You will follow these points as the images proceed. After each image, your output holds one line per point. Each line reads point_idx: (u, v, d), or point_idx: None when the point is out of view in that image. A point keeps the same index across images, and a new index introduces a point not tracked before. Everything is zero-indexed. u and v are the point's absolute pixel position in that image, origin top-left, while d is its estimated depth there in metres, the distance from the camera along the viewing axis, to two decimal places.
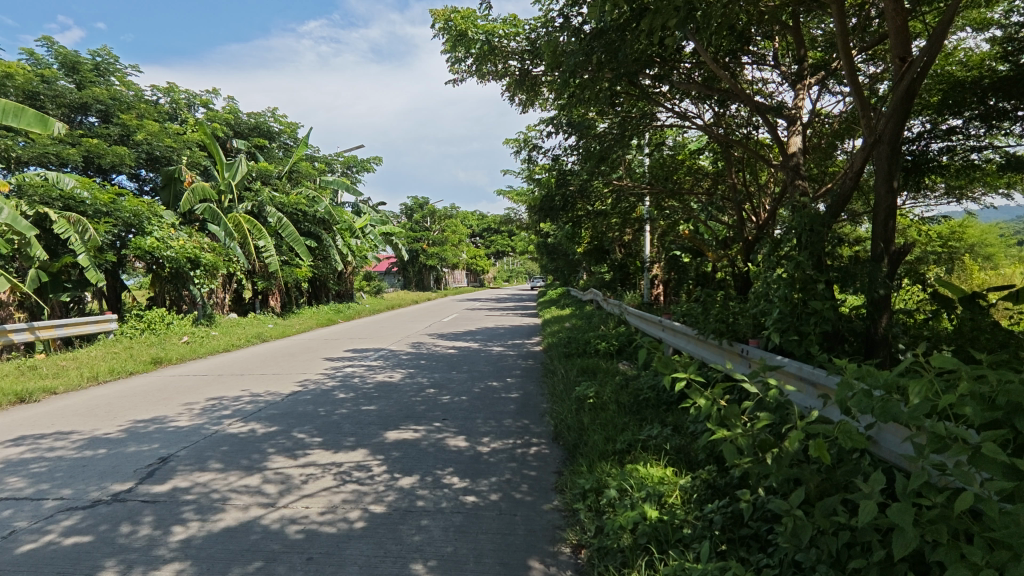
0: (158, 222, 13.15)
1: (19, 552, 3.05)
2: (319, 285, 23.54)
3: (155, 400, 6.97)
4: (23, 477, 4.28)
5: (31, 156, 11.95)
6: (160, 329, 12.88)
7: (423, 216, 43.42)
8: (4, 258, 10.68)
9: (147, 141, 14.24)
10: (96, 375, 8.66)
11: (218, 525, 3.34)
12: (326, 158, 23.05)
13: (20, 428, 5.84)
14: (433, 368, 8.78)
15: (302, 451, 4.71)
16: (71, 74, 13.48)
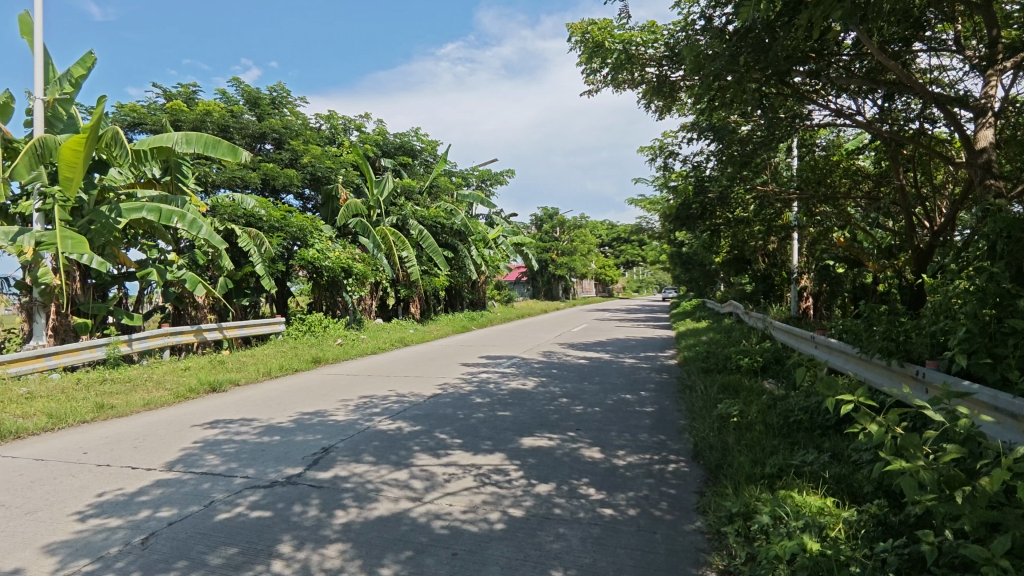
0: (319, 235, 14.67)
1: (216, 520, 3.56)
2: (455, 293, 24.77)
3: (316, 396, 7.77)
4: (218, 455, 4.99)
5: (222, 180, 13.92)
6: (319, 331, 14.32)
7: (553, 226, 43.91)
8: (201, 267, 12.55)
9: (312, 164, 15.98)
10: (270, 371, 9.85)
11: (373, 513, 3.64)
12: (463, 173, 24.26)
13: (214, 414, 6.81)
14: (564, 377, 8.83)
15: (444, 451, 4.97)
16: (254, 108, 15.58)
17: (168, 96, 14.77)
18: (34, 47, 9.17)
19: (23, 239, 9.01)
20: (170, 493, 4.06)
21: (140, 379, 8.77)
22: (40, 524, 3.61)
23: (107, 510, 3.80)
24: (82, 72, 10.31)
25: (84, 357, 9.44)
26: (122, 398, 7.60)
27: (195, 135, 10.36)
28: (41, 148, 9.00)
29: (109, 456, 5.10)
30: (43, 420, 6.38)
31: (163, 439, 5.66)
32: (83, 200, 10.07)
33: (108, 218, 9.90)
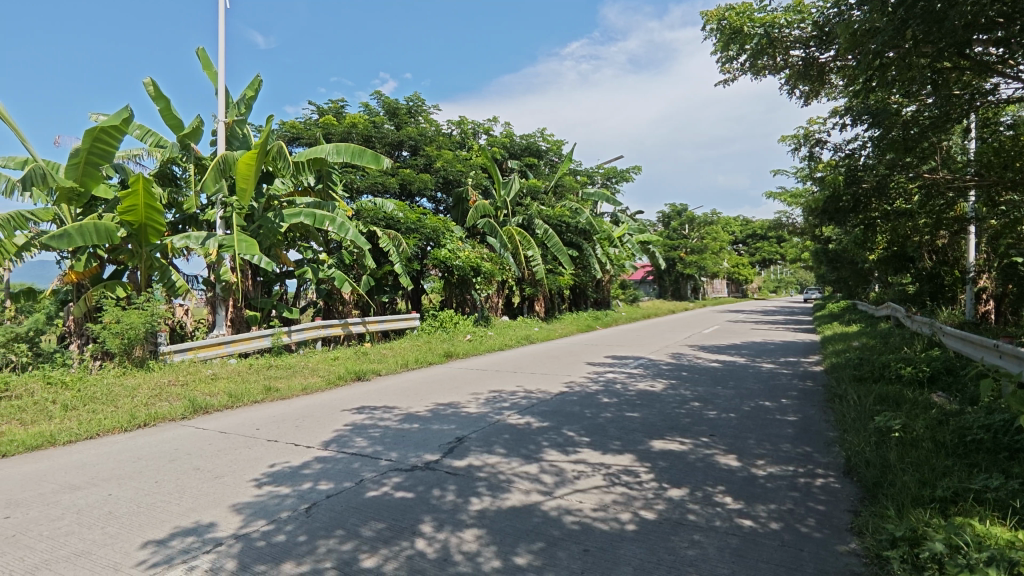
0: (450, 236, 15.41)
1: (367, 497, 3.90)
2: (579, 292, 24.78)
3: (449, 388, 8.19)
4: (365, 438, 5.46)
5: (365, 186, 15.09)
6: (450, 327, 15.06)
7: (681, 223, 42.20)
8: (348, 267, 13.74)
9: (444, 168, 16.81)
10: (407, 364, 10.54)
11: (506, 503, 3.77)
12: (588, 172, 24.17)
13: (361, 400, 7.45)
14: (695, 380, 8.47)
15: (572, 448, 5.01)
16: (393, 118, 16.75)
17: (321, 112, 16.35)
18: (217, 76, 10.62)
19: (209, 243, 10.36)
20: (327, 469, 4.52)
21: (299, 366, 9.83)
22: (226, 487, 4.19)
23: (277, 479, 4.32)
24: (252, 95, 11.75)
25: (255, 346, 10.76)
26: (285, 382, 8.57)
27: (344, 145, 11.37)
28: (222, 163, 10.37)
29: (276, 433, 5.78)
30: (225, 398, 7.38)
31: (319, 420, 6.31)
32: (254, 208, 11.47)
33: (273, 223, 11.21)
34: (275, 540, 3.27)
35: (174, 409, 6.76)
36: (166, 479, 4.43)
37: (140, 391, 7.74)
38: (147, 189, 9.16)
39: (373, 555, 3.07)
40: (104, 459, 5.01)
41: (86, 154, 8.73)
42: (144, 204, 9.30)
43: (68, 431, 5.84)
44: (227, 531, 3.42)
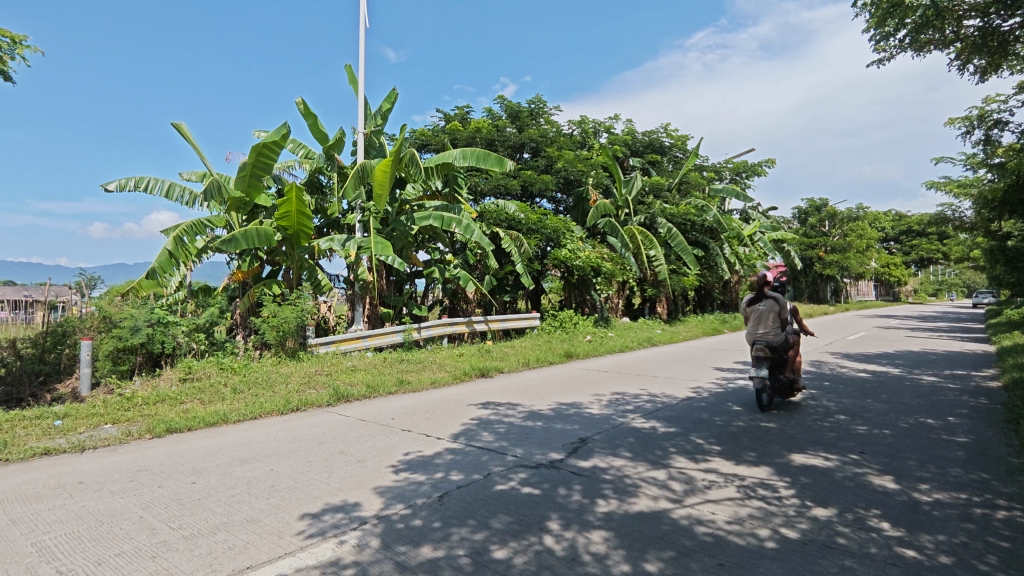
0: (571, 236, 15.45)
1: (495, 490, 4.02)
2: (705, 293, 23.68)
3: (571, 388, 8.20)
4: (492, 433, 5.63)
5: (489, 188, 15.58)
6: (570, 327, 15.10)
7: (821, 219, 38.75)
8: (472, 267, 14.26)
9: (564, 169, 16.78)
10: (528, 362, 10.71)
11: (633, 508, 3.69)
12: (715, 167, 23.03)
13: (486, 396, 7.71)
14: (840, 391, 7.74)
15: (702, 456, 4.80)
16: (515, 121, 17.14)
17: (448, 119, 17.15)
18: (358, 91, 11.53)
19: (349, 245, 11.27)
20: (457, 460, 4.73)
21: (428, 361, 10.40)
22: (368, 471, 4.54)
23: (412, 466, 4.60)
24: (388, 107, 12.59)
25: (388, 340, 11.53)
26: (416, 376, 9.11)
27: (470, 150, 11.81)
28: (361, 171, 11.22)
29: (409, 423, 6.15)
30: (364, 388, 8.00)
31: (447, 413, 6.62)
32: (388, 212, 12.26)
33: (405, 226, 11.96)
34: (413, 524, 3.48)
35: (321, 397, 7.44)
36: (317, 459, 4.90)
37: (293, 378, 8.63)
38: (298, 197, 10.18)
39: (503, 546, 3.16)
40: (266, 438, 5.64)
41: (251, 167, 9.87)
42: (297, 211, 10.34)
43: (237, 412, 6.65)
44: (370, 511, 3.70)
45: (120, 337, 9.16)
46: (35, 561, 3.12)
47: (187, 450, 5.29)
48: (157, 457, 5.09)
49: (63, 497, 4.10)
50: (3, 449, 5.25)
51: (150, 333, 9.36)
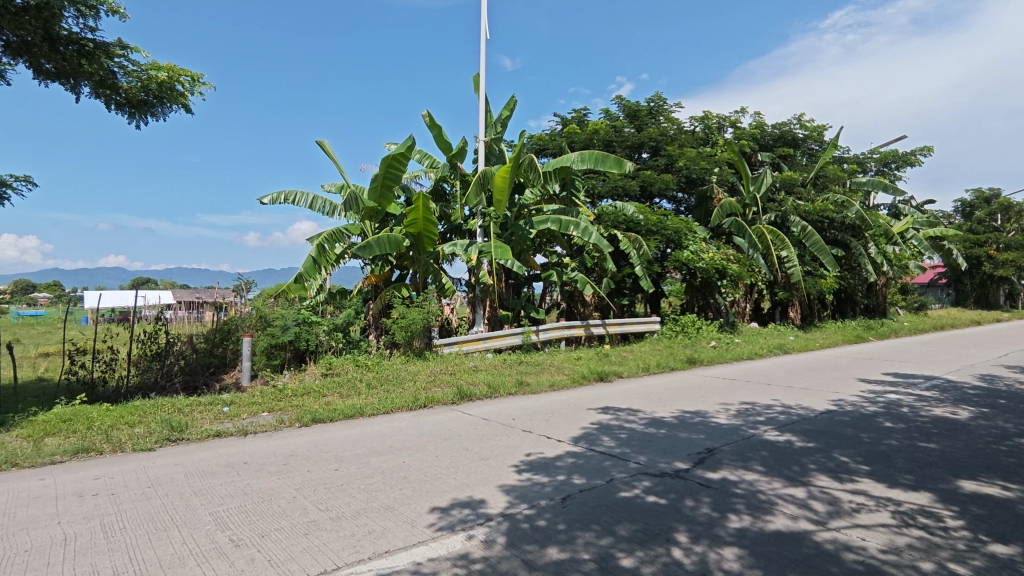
0: (693, 237, 14.85)
1: (619, 496, 3.96)
2: (845, 297, 21.63)
3: (695, 396, 7.86)
4: (613, 438, 5.56)
5: (606, 190, 15.43)
6: (692, 332, 14.51)
7: (991, 213, 33.77)
8: (590, 270, 14.17)
9: (686, 167, 16.10)
10: (648, 367, 10.44)
11: (770, 526, 3.46)
12: (858, 158, 20.98)
13: (605, 401, 7.62)
14: (1019, 411, 6.68)
15: (848, 476, 4.38)
16: (633, 120, 16.85)
17: (565, 122, 17.25)
18: (480, 101, 11.95)
19: (471, 249, 11.69)
20: (579, 464, 4.73)
21: (546, 363, 10.51)
22: (491, 469, 4.68)
23: (534, 467, 4.67)
24: (507, 114, 12.91)
25: (507, 342, 11.79)
26: (535, 378, 9.24)
27: (589, 153, 11.75)
28: (482, 178, 11.59)
29: (530, 424, 6.25)
30: (486, 388, 8.25)
31: (567, 416, 6.63)
32: (507, 216, 12.53)
33: (524, 230, 12.22)
34: (538, 524, 3.53)
35: (446, 395, 7.79)
36: (444, 454, 5.14)
37: (420, 377, 9.12)
38: (425, 205, 10.75)
39: (629, 555, 3.10)
40: (397, 432, 6.02)
41: (382, 178, 10.59)
42: (423, 218, 10.94)
43: (371, 406, 7.15)
44: (495, 509, 3.81)
45: (273, 335, 10.24)
46: (212, 528, 3.58)
47: (329, 439, 5.79)
48: (305, 444, 5.62)
49: (232, 475, 4.66)
50: (184, 429, 6.08)
51: (297, 332, 10.38)
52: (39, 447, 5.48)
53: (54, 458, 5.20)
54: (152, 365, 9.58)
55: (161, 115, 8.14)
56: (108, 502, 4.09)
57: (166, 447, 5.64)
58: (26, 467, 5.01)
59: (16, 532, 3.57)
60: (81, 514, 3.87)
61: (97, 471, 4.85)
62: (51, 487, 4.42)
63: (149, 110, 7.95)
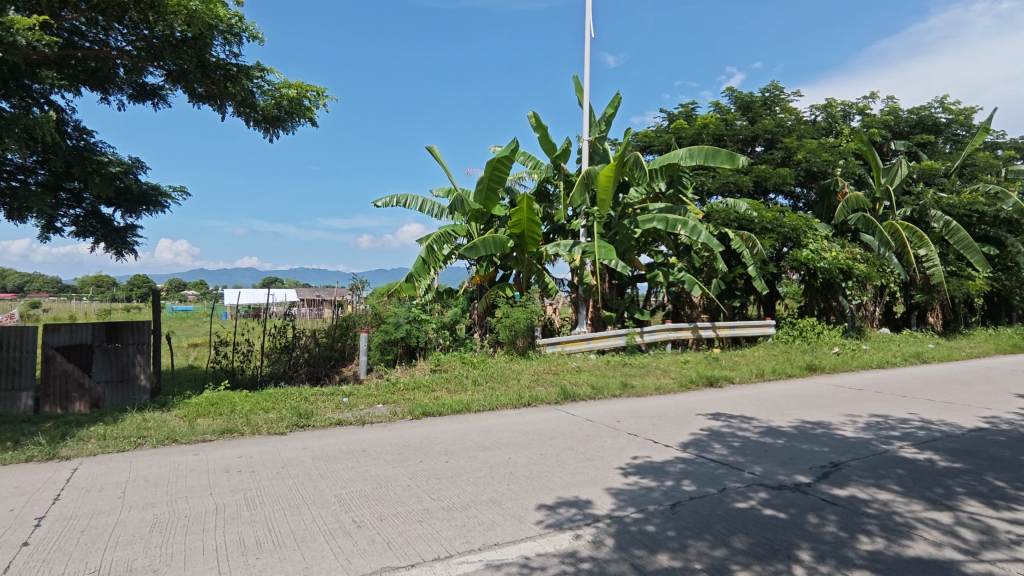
0: (814, 235, 13.81)
1: (733, 507, 3.79)
2: (998, 301, 19.08)
3: (816, 405, 7.30)
4: (725, 446, 5.32)
5: (716, 186, 14.74)
6: (812, 337, 13.48)
7: None
8: (698, 270, 13.62)
9: (807, 159, 15.03)
10: (763, 373, 9.85)
11: (908, 551, 3.15)
12: (1015, 143, 18.44)
13: (715, 406, 7.30)
14: None
15: (1005, 503, 3.88)
16: (746, 112, 16.00)
17: (672, 118, 16.74)
18: (584, 101, 11.89)
19: (574, 250, 11.67)
20: (690, 471, 4.58)
21: (651, 366, 10.25)
22: (597, 470, 4.65)
23: (641, 471, 4.58)
24: (611, 112, 12.73)
25: (611, 343, 11.64)
26: (640, 381, 9.04)
27: (698, 148, 11.30)
28: (586, 177, 11.53)
29: (636, 427, 6.13)
30: (590, 389, 8.21)
31: (675, 421, 6.42)
32: (611, 216, 12.37)
33: (628, 229, 12.00)
34: (647, 529, 3.47)
35: (550, 394, 7.84)
36: (550, 453, 5.19)
37: (524, 375, 9.26)
38: (529, 206, 10.89)
39: (746, 569, 2.96)
40: (504, 428, 6.16)
41: (488, 180, 10.85)
42: (527, 219, 11.08)
43: (478, 402, 7.36)
44: (602, 510, 3.79)
45: (386, 331, 10.84)
46: (337, 509, 3.87)
47: (439, 432, 6.04)
48: (418, 435, 5.91)
49: (353, 461, 5.01)
50: (310, 416, 6.61)
51: (408, 329, 10.91)
52: (193, 427, 6.21)
53: (205, 437, 5.87)
54: (281, 357, 10.51)
55: (291, 129, 8.87)
56: (250, 478, 4.56)
57: (296, 432, 6.17)
58: (183, 444, 5.70)
59: (177, 499, 4.09)
60: (228, 487, 4.35)
61: (239, 449, 5.42)
62: (203, 462, 5.00)
63: (281, 125, 8.71)
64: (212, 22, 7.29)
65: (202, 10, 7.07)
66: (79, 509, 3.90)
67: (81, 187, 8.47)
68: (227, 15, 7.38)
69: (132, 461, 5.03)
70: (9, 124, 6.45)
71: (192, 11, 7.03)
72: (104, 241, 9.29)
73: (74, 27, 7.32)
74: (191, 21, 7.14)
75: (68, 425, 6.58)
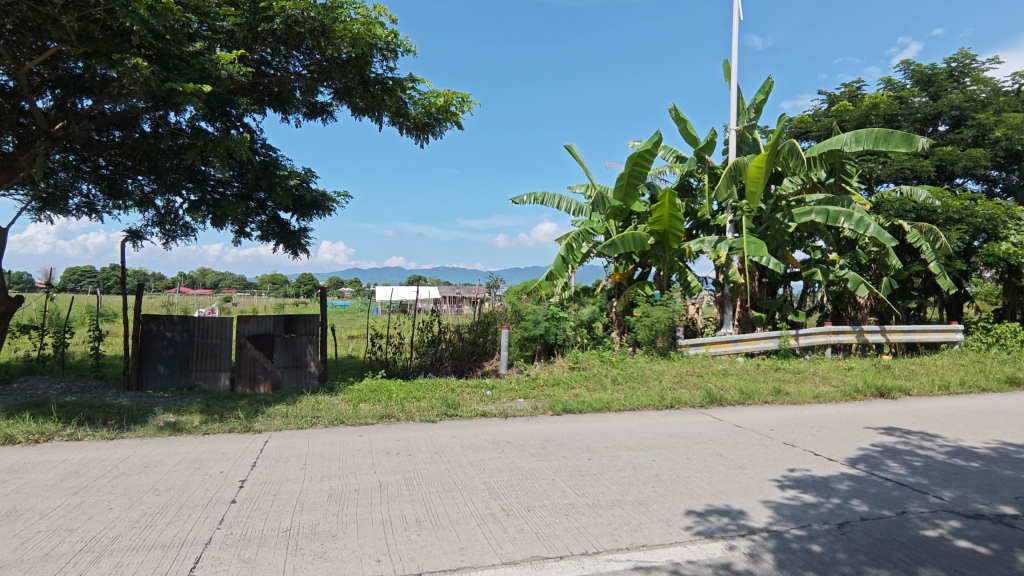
0: (1017, 225, 11.72)
1: (916, 534, 3.37)
2: None
3: (1021, 426, 6.20)
4: (902, 465, 4.73)
5: (888, 173, 13.11)
6: (1013, 345, 11.46)
7: None
8: (864, 267, 12.22)
9: (1008, 137, 12.69)
10: (948, 386, 8.57)
11: None
12: None
13: (888, 420, 6.52)
14: None
15: None
16: (926, 87, 14.08)
17: (833, 99, 15.23)
18: (731, 88, 11.21)
19: (720, 246, 11.07)
20: (860, 489, 4.13)
21: (809, 372, 9.39)
22: (750, 480, 4.39)
23: (801, 485, 4.23)
24: (762, 98, 11.88)
25: (761, 346, 10.87)
26: (796, 387, 8.32)
27: (866, 131, 10.11)
28: (734, 169, 10.88)
29: (793, 437, 5.67)
30: (738, 394, 7.74)
31: (839, 433, 5.84)
32: (762, 209, 11.56)
33: (781, 224, 11.10)
34: (811, 548, 3.21)
35: (694, 397, 7.52)
36: (696, 458, 4.99)
37: (666, 376, 8.99)
38: (671, 202, 10.53)
39: None
40: (646, 429, 6.03)
41: (628, 176, 10.68)
42: (669, 214, 10.73)
43: (618, 402, 7.29)
44: (758, 522, 3.56)
45: (526, 328, 11.12)
46: (488, 496, 4.06)
47: (580, 429, 6.08)
48: (559, 431, 6.00)
49: (498, 451, 5.22)
50: (457, 407, 6.99)
51: (547, 326, 11.08)
52: (357, 410, 6.87)
53: (367, 420, 6.48)
54: (429, 350, 11.23)
55: (439, 134, 9.43)
56: (407, 460, 4.94)
57: (445, 421, 6.56)
58: (349, 425, 6.33)
59: (348, 474, 4.56)
60: (389, 467, 4.75)
61: (396, 433, 5.90)
62: (367, 443, 5.51)
63: (430, 131, 9.31)
64: (372, 41, 8.00)
65: (364, 32, 7.76)
66: (272, 476, 4.49)
67: (265, 197, 9.74)
68: (384, 34, 8.05)
69: (309, 438, 5.69)
70: (217, 146, 7.66)
71: (355, 33, 7.74)
72: (284, 243, 10.59)
73: (262, 58, 8.35)
74: (355, 43, 7.86)
75: (258, 403, 7.62)
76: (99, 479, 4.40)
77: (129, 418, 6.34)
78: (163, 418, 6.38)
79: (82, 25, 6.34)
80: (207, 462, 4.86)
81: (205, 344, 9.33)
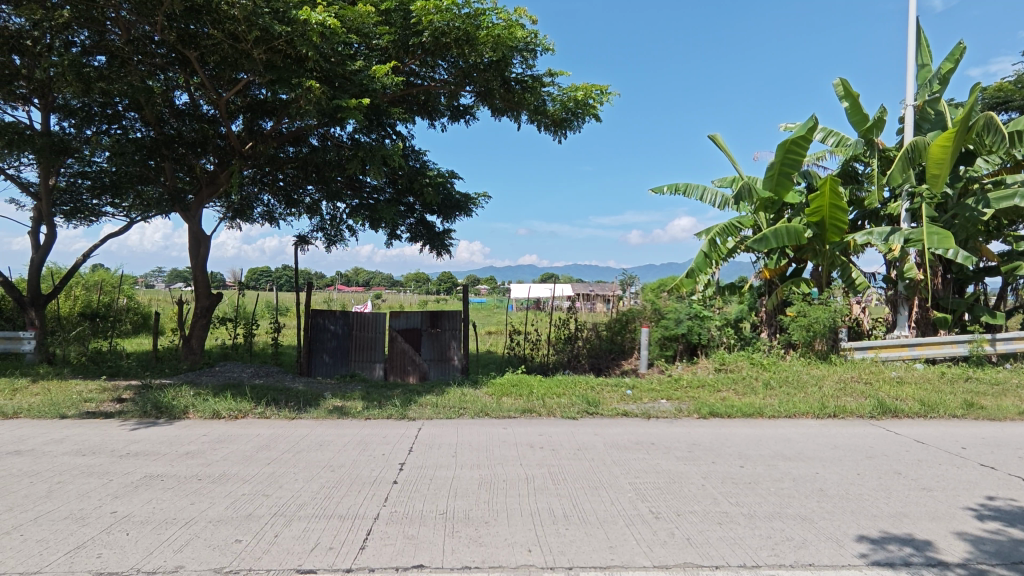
0: None
1: None
2: None
3: None
4: None
5: None
6: None
7: None
8: None
9: None
10: None
11: None
12: None
13: None
14: None
15: None
16: None
17: None
18: (909, 58, 9.88)
19: (893, 237, 9.72)
20: None
21: (1010, 383, 8.01)
22: (939, 504, 3.86)
23: (1005, 517, 3.63)
24: (948, 66, 10.34)
25: (945, 352, 9.49)
26: (993, 401, 7.15)
27: None
28: (913, 151, 9.58)
29: (991, 459, 4.88)
30: (917, 405, 6.83)
31: None
32: (947, 195, 10.07)
33: (974, 210, 9.60)
34: None
35: (863, 407, 6.76)
36: (868, 474, 4.48)
37: (827, 382, 8.18)
38: (833, 189, 9.57)
39: None
40: (807, 439, 5.54)
41: (781, 165, 9.89)
42: (830, 204, 9.77)
43: (772, 408, 6.79)
44: (952, 556, 3.13)
45: (666, 327, 10.72)
46: (634, 497, 3.99)
47: (731, 435, 5.75)
48: (707, 435, 5.73)
49: (643, 452, 5.11)
50: (598, 405, 6.96)
51: (690, 325, 10.61)
52: (500, 404, 7.14)
53: (510, 413, 6.71)
54: (565, 347, 11.29)
55: (576, 128, 9.41)
56: (551, 455, 5.01)
57: (586, 419, 6.57)
58: (493, 417, 6.60)
59: (495, 464, 4.75)
60: (534, 460, 4.86)
61: (538, 428, 6.02)
62: (511, 436, 5.70)
63: (568, 126, 9.32)
64: (513, 44, 8.23)
65: (506, 35, 8.02)
66: (427, 461, 4.81)
67: (414, 200, 10.42)
68: (524, 35, 8.25)
69: (457, 428, 6.01)
70: (373, 155, 8.37)
71: (498, 38, 8.03)
72: (429, 244, 11.24)
73: (412, 70, 8.95)
74: (497, 47, 8.14)
75: (411, 392, 8.21)
76: (285, 453, 5.03)
77: (304, 401, 7.15)
78: (331, 403, 7.11)
79: (268, 56, 7.29)
80: (370, 444, 5.34)
81: (362, 337, 10.26)
